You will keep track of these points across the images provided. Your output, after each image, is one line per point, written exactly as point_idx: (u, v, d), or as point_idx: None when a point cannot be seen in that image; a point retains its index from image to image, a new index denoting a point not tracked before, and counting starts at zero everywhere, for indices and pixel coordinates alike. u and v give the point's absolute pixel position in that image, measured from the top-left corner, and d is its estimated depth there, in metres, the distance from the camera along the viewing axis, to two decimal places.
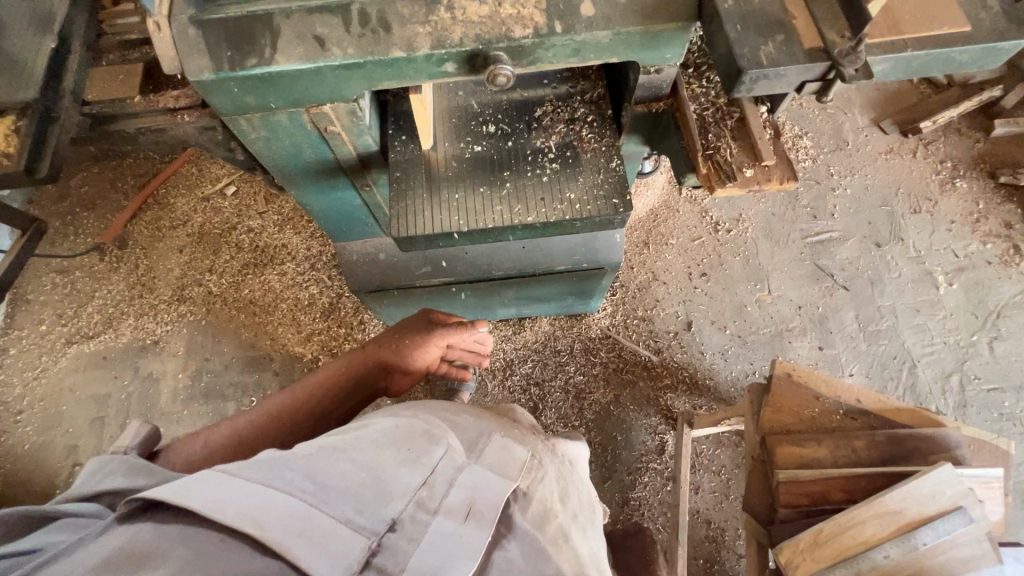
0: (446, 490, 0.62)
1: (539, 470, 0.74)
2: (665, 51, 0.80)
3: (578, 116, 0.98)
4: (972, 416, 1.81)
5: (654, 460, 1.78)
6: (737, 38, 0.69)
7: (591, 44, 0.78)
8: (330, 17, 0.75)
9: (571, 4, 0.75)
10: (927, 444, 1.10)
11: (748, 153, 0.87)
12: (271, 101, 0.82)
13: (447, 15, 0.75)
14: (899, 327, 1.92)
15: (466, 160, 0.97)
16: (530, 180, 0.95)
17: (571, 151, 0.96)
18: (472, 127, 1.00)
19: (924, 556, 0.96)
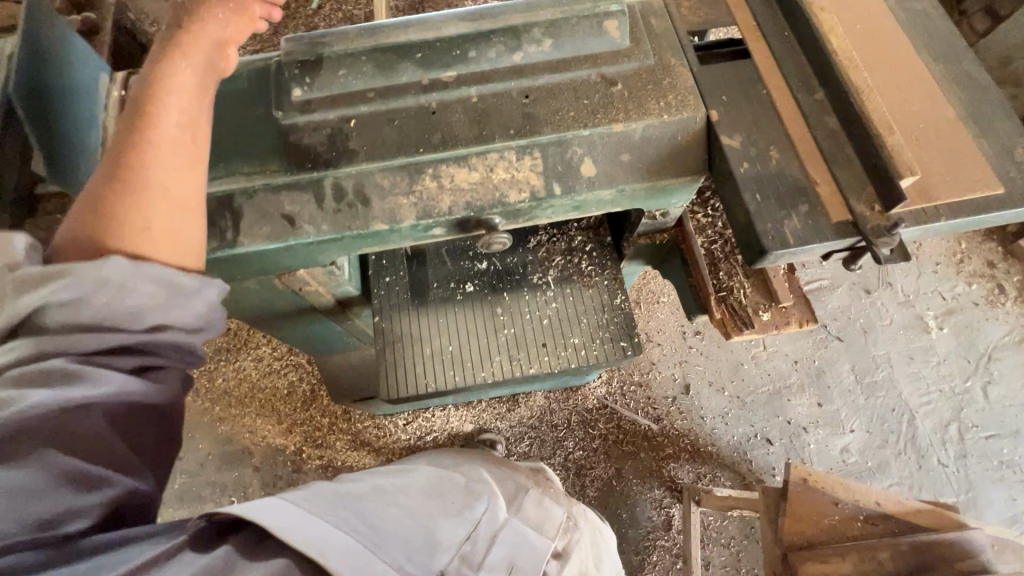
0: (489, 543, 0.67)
1: (572, 532, 0.82)
2: (672, 198, 0.73)
3: (575, 246, 0.91)
4: (972, 466, 1.80)
5: (662, 537, 1.73)
6: (758, 209, 0.63)
7: (593, 201, 0.70)
8: (300, 193, 0.66)
9: (570, 164, 0.68)
10: (952, 549, 1.05)
11: (762, 292, 0.81)
12: (236, 273, 0.72)
13: (433, 184, 0.67)
14: (895, 377, 1.91)
15: (458, 302, 0.89)
16: (529, 321, 0.88)
17: (571, 286, 0.89)
18: (462, 260, 0.92)
19: None
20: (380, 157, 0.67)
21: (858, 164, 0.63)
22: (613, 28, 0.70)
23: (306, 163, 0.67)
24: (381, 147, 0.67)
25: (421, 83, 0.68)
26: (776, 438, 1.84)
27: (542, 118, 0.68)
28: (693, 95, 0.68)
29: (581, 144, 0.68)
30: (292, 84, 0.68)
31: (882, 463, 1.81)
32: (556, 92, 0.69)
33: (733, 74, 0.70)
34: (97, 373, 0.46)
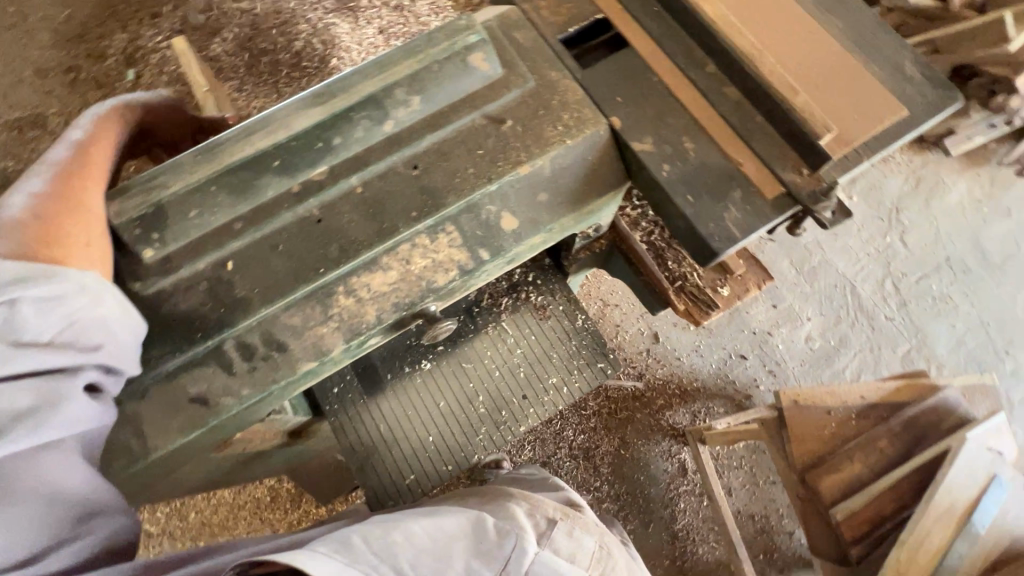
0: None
1: (610, 560, 0.66)
2: (600, 213, 0.69)
3: (517, 280, 0.85)
4: (913, 309, 1.97)
5: (681, 483, 1.79)
6: (695, 210, 0.59)
7: (524, 250, 0.65)
8: (203, 367, 0.56)
9: (489, 225, 0.61)
10: (935, 413, 1.14)
11: (715, 269, 0.81)
12: (166, 472, 0.62)
13: (350, 299, 0.59)
14: (828, 257, 2.03)
15: (421, 385, 0.82)
16: (501, 378, 0.82)
17: (529, 325, 0.84)
18: (407, 338, 0.83)
19: (987, 538, 1.01)
20: (280, 294, 0.57)
21: (769, 133, 0.61)
22: (480, 60, 0.62)
23: (199, 332, 0.56)
24: (275, 281, 0.57)
25: (293, 191, 0.59)
26: (749, 351, 1.92)
27: (442, 186, 0.60)
28: (588, 107, 0.63)
29: (494, 200, 0.61)
30: (140, 246, 0.56)
31: (843, 338, 1.93)
32: (445, 151, 0.61)
33: (620, 68, 0.65)
34: (78, 406, 0.47)
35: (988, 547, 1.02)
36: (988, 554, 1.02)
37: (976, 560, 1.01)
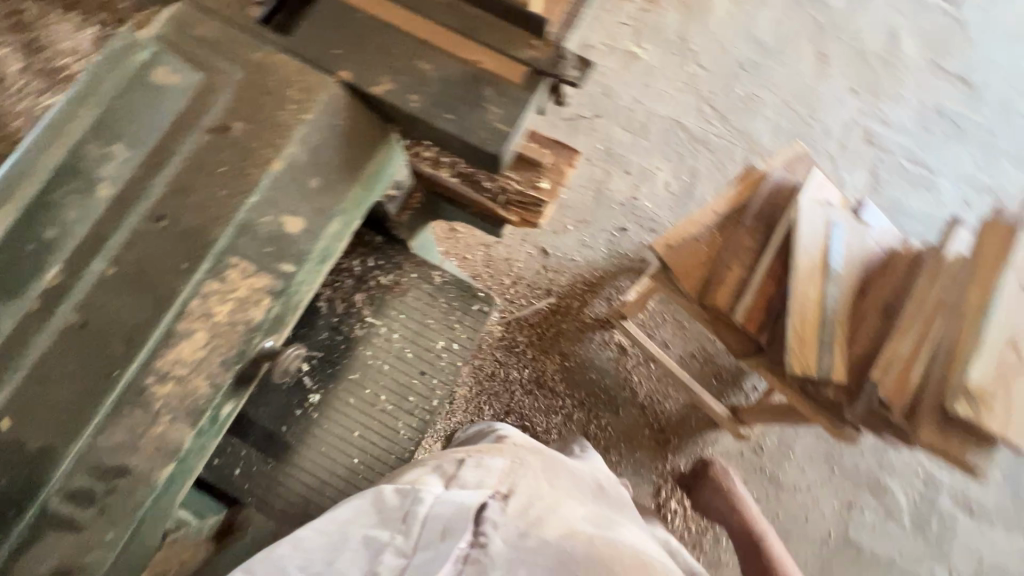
0: (420, 533, 0.62)
1: (523, 476, 0.71)
2: (389, 171, 0.66)
3: (359, 279, 0.89)
4: (734, 119, 2.17)
5: (627, 360, 1.90)
6: (459, 125, 0.58)
7: (329, 246, 0.62)
8: (50, 531, 0.52)
9: (276, 237, 0.57)
10: (772, 197, 1.29)
11: (525, 168, 0.80)
12: None
13: (167, 383, 0.54)
14: (649, 108, 2.16)
15: (324, 413, 0.86)
16: (389, 368, 0.88)
17: (390, 311, 0.89)
18: (289, 381, 0.85)
19: (845, 271, 1.18)
20: (82, 422, 0.51)
21: (488, 22, 0.60)
22: (165, 75, 0.56)
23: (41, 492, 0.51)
24: (74, 410, 0.51)
25: (37, 309, 0.52)
26: (626, 222, 2.03)
27: (199, 223, 0.54)
28: (310, 70, 0.58)
29: (265, 212, 0.56)
30: None
31: (693, 171, 2.10)
32: (182, 186, 0.55)
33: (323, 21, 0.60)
34: None
35: (849, 277, 1.18)
36: (852, 283, 1.18)
37: (845, 293, 1.17)
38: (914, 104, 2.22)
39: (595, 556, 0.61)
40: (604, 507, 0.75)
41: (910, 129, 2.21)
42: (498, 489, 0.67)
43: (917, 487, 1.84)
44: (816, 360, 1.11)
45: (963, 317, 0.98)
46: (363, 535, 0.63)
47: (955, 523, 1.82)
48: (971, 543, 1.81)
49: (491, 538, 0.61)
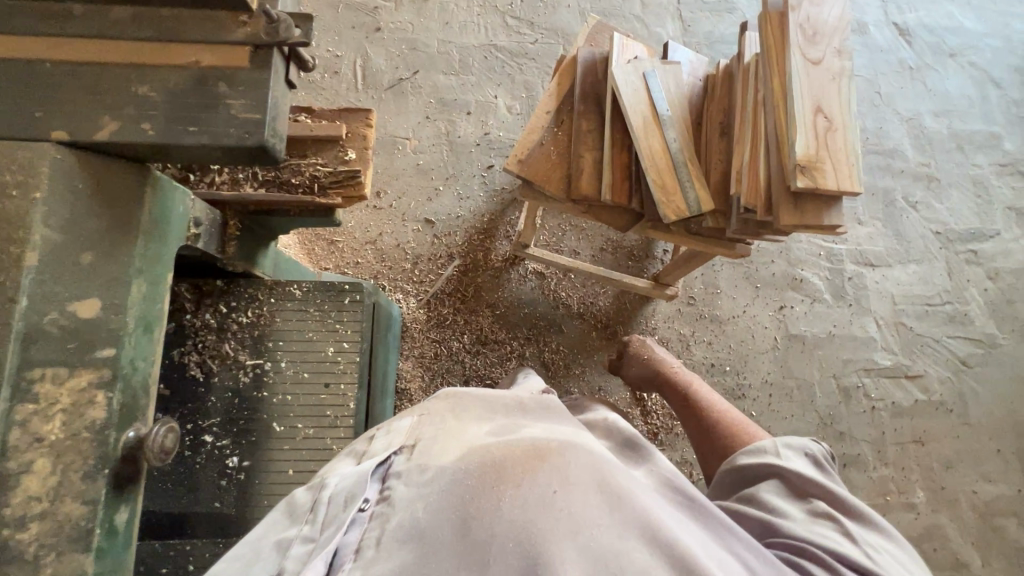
0: (326, 509, 0.67)
1: (426, 422, 0.77)
2: (175, 234, 0.78)
3: (224, 338, 0.98)
4: (541, 19, 2.18)
5: (549, 280, 1.94)
6: (207, 133, 0.66)
7: (137, 309, 0.73)
8: None
9: (78, 320, 0.68)
10: (589, 72, 1.32)
11: (326, 146, 0.81)
12: None
13: None
14: (460, 43, 2.12)
15: (249, 457, 0.94)
16: (287, 392, 0.97)
17: (264, 349, 0.99)
18: (205, 448, 0.94)
19: (673, 112, 1.25)
20: None
21: (198, 23, 0.67)
22: None
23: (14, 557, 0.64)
24: None
25: None
26: (489, 159, 2.03)
27: None
28: (23, 146, 0.64)
29: (48, 304, 0.65)
30: None
31: (527, 85, 2.11)
32: None
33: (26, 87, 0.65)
34: None
35: (679, 116, 1.26)
36: (683, 119, 1.26)
37: (681, 131, 1.24)
38: None
39: (487, 462, 0.67)
40: (515, 416, 0.80)
41: None
42: (405, 445, 0.74)
43: (826, 267, 2.06)
44: (683, 200, 1.19)
45: (774, 108, 1.07)
46: (275, 536, 0.67)
47: (865, 279, 2.07)
48: (883, 289, 2.07)
49: (394, 488, 0.67)
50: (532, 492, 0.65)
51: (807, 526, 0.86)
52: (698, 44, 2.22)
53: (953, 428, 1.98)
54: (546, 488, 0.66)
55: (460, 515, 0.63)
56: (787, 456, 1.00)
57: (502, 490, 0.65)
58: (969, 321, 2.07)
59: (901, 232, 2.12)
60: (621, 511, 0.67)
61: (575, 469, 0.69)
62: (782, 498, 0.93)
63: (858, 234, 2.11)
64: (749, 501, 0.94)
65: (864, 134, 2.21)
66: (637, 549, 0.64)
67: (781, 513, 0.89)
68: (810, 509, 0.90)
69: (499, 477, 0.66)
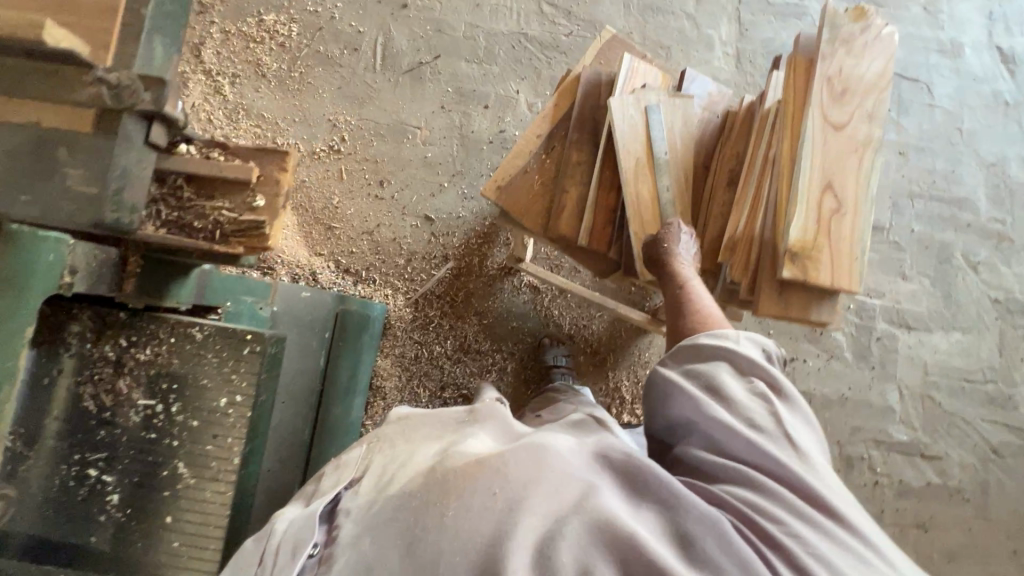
0: (276, 558, 0.70)
1: (372, 455, 0.83)
2: (40, 288, 0.75)
3: (118, 371, 0.92)
4: (581, 9, 2.00)
5: (542, 297, 1.86)
6: (37, 204, 0.64)
7: None
8: None
9: None
10: (592, 96, 1.18)
11: (233, 189, 0.72)
12: None
13: None
14: (489, 29, 1.99)
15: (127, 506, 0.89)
16: (180, 437, 0.92)
17: (158, 388, 0.93)
18: (79, 492, 0.88)
19: (675, 156, 1.11)
20: None
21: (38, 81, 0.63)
22: None
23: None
24: None
25: None
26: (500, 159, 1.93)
27: None
28: None
29: None
30: None
31: (553, 82, 1.96)
32: None
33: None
34: None
35: (681, 162, 1.11)
36: (685, 165, 1.12)
37: (679, 180, 1.11)
38: None
39: (428, 481, 0.69)
40: (460, 429, 0.85)
41: None
42: (353, 480, 0.79)
43: (853, 322, 1.86)
44: None
45: (778, 177, 0.91)
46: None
47: (897, 342, 1.85)
48: (916, 355, 1.85)
49: (341, 526, 0.71)
50: (472, 499, 0.66)
51: (742, 416, 0.83)
52: (753, 54, 1.99)
53: (967, 520, 1.78)
54: (486, 491, 0.67)
55: (403, 537, 0.65)
56: (739, 341, 0.93)
57: (444, 505, 0.66)
58: (1012, 405, 1.83)
59: (952, 294, 1.88)
60: (557, 495, 0.68)
61: (510, 467, 0.69)
62: (733, 377, 0.88)
63: (899, 290, 1.88)
64: (693, 378, 0.89)
65: (931, 177, 1.93)
66: (573, 528, 0.65)
67: (721, 398, 0.85)
68: (754, 402, 0.84)
69: (439, 492, 0.67)
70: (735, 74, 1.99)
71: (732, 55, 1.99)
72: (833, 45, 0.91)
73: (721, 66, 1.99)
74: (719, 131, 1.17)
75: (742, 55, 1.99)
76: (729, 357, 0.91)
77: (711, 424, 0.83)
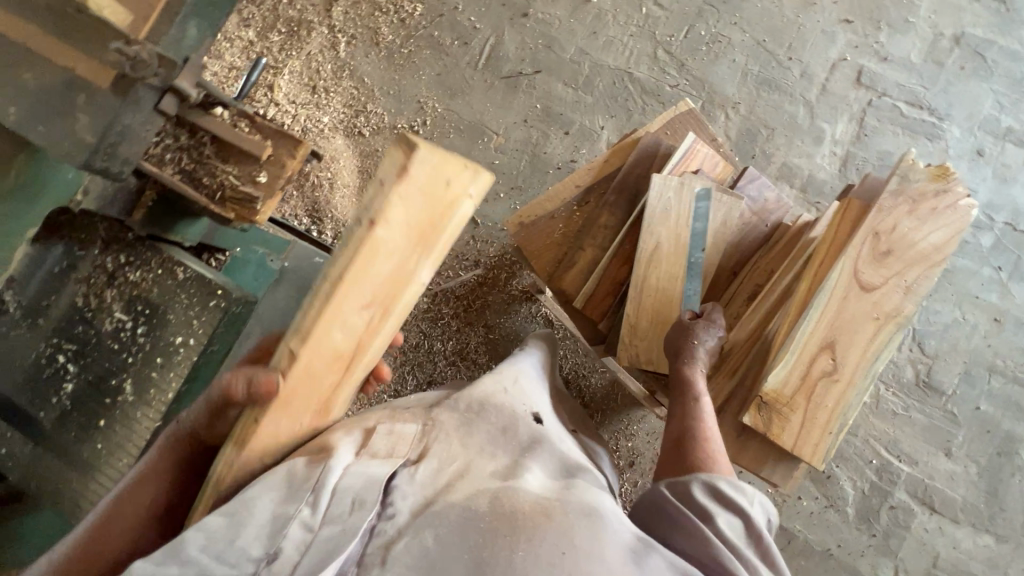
0: (328, 502, 0.71)
1: (432, 433, 0.83)
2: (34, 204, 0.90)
3: (110, 271, 1.05)
4: (694, 66, 1.93)
5: (552, 333, 1.85)
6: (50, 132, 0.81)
7: None
8: None
9: None
10: (643, 163, 1.14)
11: (244, 161, 1.02)
12: None
13: None
14: (597, 59, 1.97)
15: (71, 402, 1.00)
16: (139, 357, 1.03)
17: (138, 304, 1.05)
18: (42, 377, 1.00)
19: (702, 251, 1.05)
20: None
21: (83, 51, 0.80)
22: None
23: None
24: None
25: None
26: None
27: None
28: None
29: None
30: None
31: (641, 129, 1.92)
32: None
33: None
34: None
35: (706, 259, 1.05)
36: (710, 263, 1.05)
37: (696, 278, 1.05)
38: (924, 35, 1.86)
39: (496, 507, 0.73)
40: (514, 452, 0.84)
41: (915, 65, 1.85)
42: (406, 458, 0.79)
43: (869, 478, 1.67)
44: (654, 352, 1.01)
45: (784, 314, 0.83)
46: (270, 509, 0.70)
47: (911, 519, 1.65)
48: (928, 542, 1.64)
49: (398, 511, 0.73)
50: (540, 547, 0.69)
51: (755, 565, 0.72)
52: (862, 163, 1.83)
53: None
54: (553, 546, 0.69)
55: (469, 557, 0.68)
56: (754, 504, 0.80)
57: (513, 542, 0.69)
58: None
59: (998, 492, 1.64)
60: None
61: (580, 533, 0.71)
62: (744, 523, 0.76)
63: (936, 465, 1.67)
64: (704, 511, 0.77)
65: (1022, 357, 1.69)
66: None
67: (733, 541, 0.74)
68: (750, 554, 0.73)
69: (515, 532, 0.70)
70: (836, 177, 1.83)
71: (838, 156, 1.84)
72: (896, 199, 0.81)
73: (822, 164, 1.84)
74: (762, 241, 1.10)
75: (850, 160, 1.83)
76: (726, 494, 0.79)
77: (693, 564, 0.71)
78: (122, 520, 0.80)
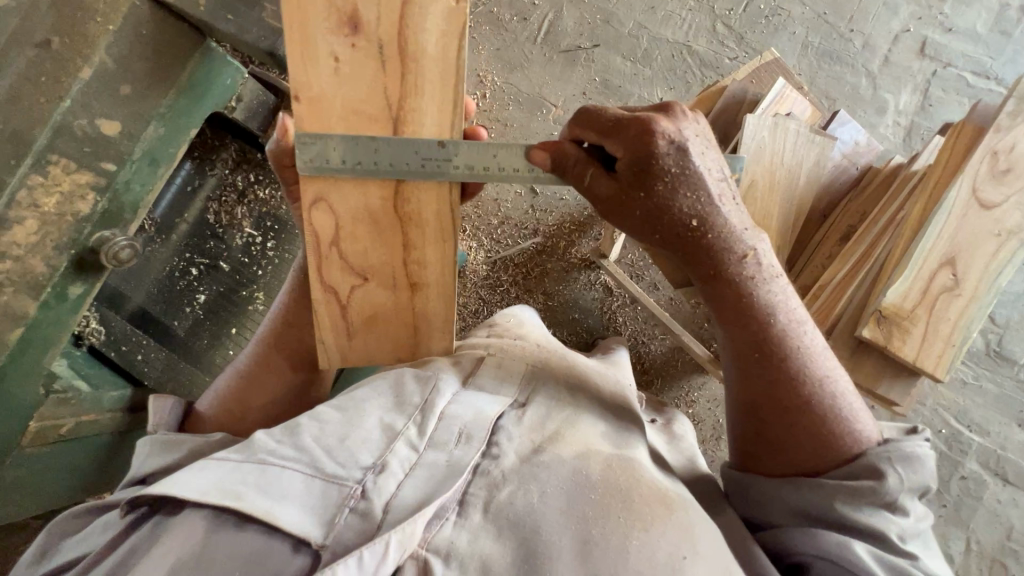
0: (436, 425, 0.74)
1: (534, 387, 0.87)
2: (221, 81, 1.08)
3: (240, 193, 1.36)
4: (753, 39, 1.95)
5: (611, 300, 1.87)
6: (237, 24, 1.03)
7: (156, 145, 1.03)
8: (54, 287, 0.97)
9: (99, 140, 0.96)
10: (730, 110, 1.16)
11: None
12: (18, 360, 0.97)
13: (53, 209, 0.94)
14: (655, 33, 1.99)
15: (205, 307, 1.31)
16: (266, 269, 1.38)
17: (267, 219, 1.39)
18: (180, 282, 1.28)
19: (794, 187, 1.07)
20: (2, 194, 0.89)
21: None
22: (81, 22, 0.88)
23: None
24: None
25: None
26: None
27: (25, 125, 0.89)
28: None
29: (81, 113, 0.93)
30: None
31: None
32: (75, 111, 0.92)
33: None
34: None
35: (799, 195, 1.08)
36: (803, 201, 1.08)
37: (789, 213, 1.08)
38: (990, 6, 1.86)
39: (607, 478, 0.72)
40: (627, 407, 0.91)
41: (981, 36, 1.85)
42: (514, 401, 0.84)
43: (938, 448, 1.64)
44: None
45: (899, 236, 0.95)
46: (380, 420, 0.74)
47: (983, 490, 1.62)
48: (1001, 513, 1.61)
49: (503, 453, 0.74)
50: (657, 543, 0.67)
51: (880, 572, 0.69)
52: (926, 133, 1.82)
53: None
54: (673, 545, 0.67)
55: (576, 531, 0.66)
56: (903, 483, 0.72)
57: (629, 529, 0.67)
58: None
59: None
60: None
61: (700, 536, 0.69)
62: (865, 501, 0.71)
63: (1009, 435, 1.63)
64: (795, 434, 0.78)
65: None
66: None
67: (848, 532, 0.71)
68: (896, 505, 0.72)
69: (629, 514, 0.69)
70: (900, 147, 1.82)
71: (902, 127, 1.84)
72: (1014, 120, 0.93)
73: (886, 134, 1.83)
74: (851, 185, 1.12)
75: (914, 130, 1.83)
76: (851, 420, 0.77)
77: (817, 547, 0.71)
78: (258, 396, 0.97)
